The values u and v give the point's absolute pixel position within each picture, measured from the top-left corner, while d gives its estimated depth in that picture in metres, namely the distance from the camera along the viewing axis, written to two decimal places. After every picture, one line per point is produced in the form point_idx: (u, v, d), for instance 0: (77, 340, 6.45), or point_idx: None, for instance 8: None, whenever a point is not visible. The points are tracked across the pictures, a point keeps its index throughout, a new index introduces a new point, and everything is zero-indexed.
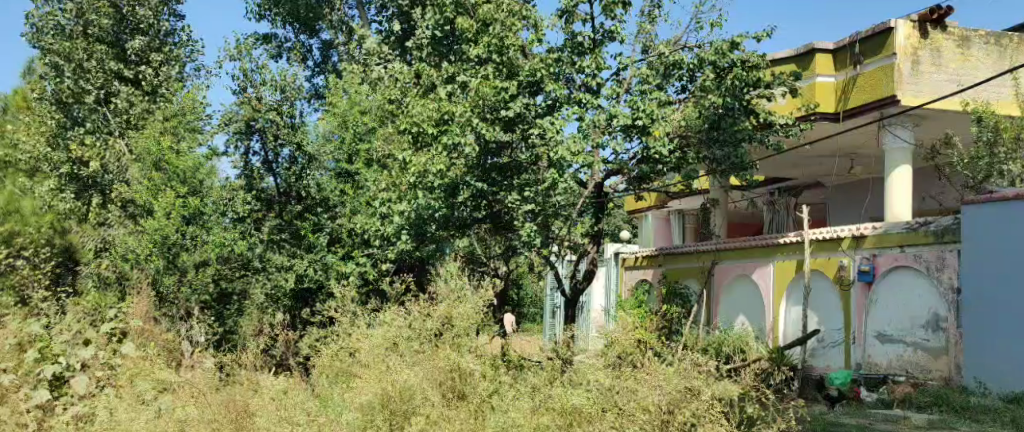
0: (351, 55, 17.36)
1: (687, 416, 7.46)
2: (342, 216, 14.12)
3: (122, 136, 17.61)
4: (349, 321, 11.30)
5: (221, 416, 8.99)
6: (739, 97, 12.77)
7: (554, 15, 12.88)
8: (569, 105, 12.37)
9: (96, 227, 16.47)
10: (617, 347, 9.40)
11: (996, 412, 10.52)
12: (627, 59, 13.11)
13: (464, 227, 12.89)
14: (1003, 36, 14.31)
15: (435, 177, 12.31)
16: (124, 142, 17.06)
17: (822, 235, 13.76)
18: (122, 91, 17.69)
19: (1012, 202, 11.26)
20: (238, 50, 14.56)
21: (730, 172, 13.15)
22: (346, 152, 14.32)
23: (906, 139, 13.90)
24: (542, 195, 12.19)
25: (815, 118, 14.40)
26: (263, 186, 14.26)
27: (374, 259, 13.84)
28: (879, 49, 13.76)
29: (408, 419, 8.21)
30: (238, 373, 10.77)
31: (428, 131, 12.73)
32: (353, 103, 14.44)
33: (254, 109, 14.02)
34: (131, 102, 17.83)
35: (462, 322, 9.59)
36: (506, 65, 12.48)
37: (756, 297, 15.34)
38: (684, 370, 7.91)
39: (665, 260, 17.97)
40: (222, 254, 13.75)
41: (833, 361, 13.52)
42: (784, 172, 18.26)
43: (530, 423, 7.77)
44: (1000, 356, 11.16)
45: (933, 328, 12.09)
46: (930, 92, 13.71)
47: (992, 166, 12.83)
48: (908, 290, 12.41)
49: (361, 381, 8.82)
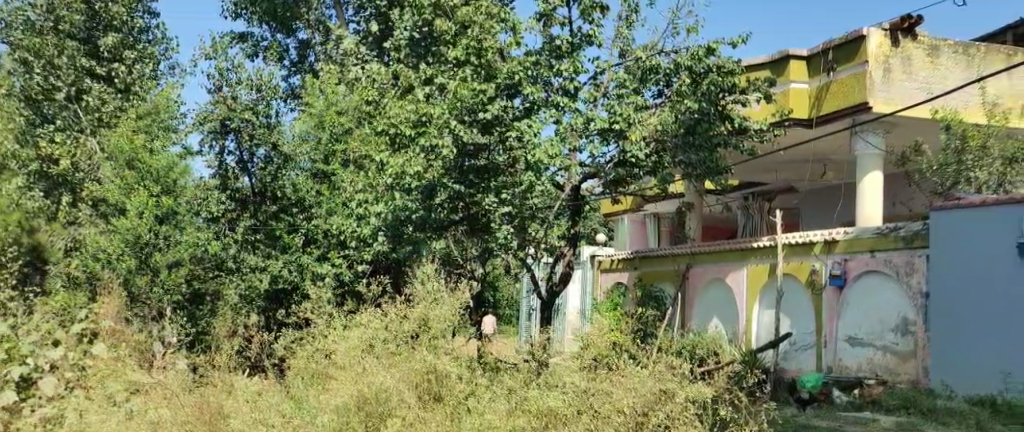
0: (328, 54, 17.34)
1: (660, 418, 7.61)
2: (318, 217, 14.17)
3: (95, 134, 16.60)
4: (325, 323, 11.34)
5: (195, 417, 9.04)
6: (713, 101, 12.95)
7: (532, 18, 12.96)
8: (546, 108, 12.54)
9: (65, 226, 16.21)
10: (592, 351, 9.46)
11: (963, 415, 10.67)
12: (605, 63, 13.21)
13: (440, 228, 12.94)
14: (971, 45, 14.50)
15: (413, 179, 12.38)
16: (95, 141, 16.34)
17: (794, 239, 13.95)
18: (94, 89, 16.86)
19: (978, 208, 11.36)
20: (214, 49, 14.59)
21: (704, 177, 13.29)
22: (321, 153, 14.26)
23: (876, 146, 14.11)
24: (518, 198, 12.38)
25: (789, 124, 14.58)
26: (238, 186, 14.58)
27: (350, 260, 13.90)
28: (852, 57, 13.95)
29: (384, 421, 8.29)
30: (211, 374, 10.78)
31: (405, 132, 12.61)
32: (330, 103, 14.31)
33: (229, 109, 14.20)
34: (102, 100, 16.97)
35: (438, 325, 9.75)
36: (484, 67, 12.62)
37: (729, 300, 15.50)
38: (659, 372, 8.04)
39: (640, 263, 18.11)
40: (196, 254, 13.82)
41: (804, 363, 13.70)
42: (758, 176, 18.44)
43: (506, 425, 7.82)
44: (968, 361, 11.30)
45: (900, 332, 12.28)
46: (900, 100, 13.90)
47: (960, 173, 13.02)
48: (877, 294, 12.60)
49: (336, 383, 8.91)
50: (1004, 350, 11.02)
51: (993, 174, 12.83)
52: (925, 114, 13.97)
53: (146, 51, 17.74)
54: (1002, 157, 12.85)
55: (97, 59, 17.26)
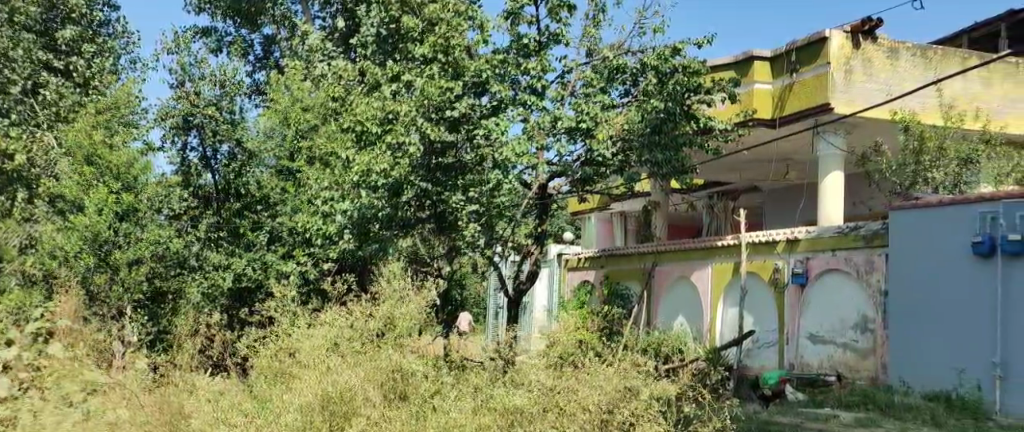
0: (294, 50, 17.27)
1: (625, 416, 7.74)
2: (283, 215, 14.12)
3: (52, 130, 15.75)
4: (289, 321, 11.27)
5: (156, 418, 9.24)
6: (679, 101, 13.01)
7: (501, 16, 12.99)
8: (514, 106, 12.56)
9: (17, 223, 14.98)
10: (557, 349, 9.47)
11: (919, 410, 10.85)
12: (572, 62, 13.27)
13: (407, 227, 12.99)
14: (929, 48, 14.68)
15: (379, 177, 12.29)
16: (52, 136, 15.20)
17: (757, 238, 14.10)
18: (52, 83, 15.86)
19: (932, 207, 11.50)
20: (176, 43, 14.49)
21: (670, 176, 13.38)
22: (287, 150, 14.24)
23: (837, 146, 14.28)
24: (486, 196, 12.43)
25: (752, 125, 14.70)
26: (201, 183, 14.61)
27: (316, 258, 13.84)
28: (814, 58, 14.09)
29: (348, 420, 8.23)
30: (172, 373, 10.74)
31: (371, 130, 12.65)
32: (295, 100, 14.22)
33: (192, 104, 14.12)
34: (60, 94, 16.01)
35: (404, 323, 9.91)
36: (451, 65, 12.58)
37: (693, 298, 15.62)
38: (624, 369, 8.16)
39: (606, 261, 18.22)
40: (157, 252, 13.74)
41: (766, 361, 13.84)
42: (723, 176, 18.56)
43: (472, 423, 7.81)
44: (925, 358, 11.44)
45: (860, 329, 12.42)
46: (860, 101, 14.06)
47: (917, 174, 13.20)
48: (838, 292, 12.74)
49: (300, 382, 8.74)
50: (958, 347, 11.15)
51: (948, 175, 13.03)
52: (885, 116, 14.16)
53: (106, 45, 17.54)
54: (958, 158, 13.05)
55: (54, 52, 16.73)
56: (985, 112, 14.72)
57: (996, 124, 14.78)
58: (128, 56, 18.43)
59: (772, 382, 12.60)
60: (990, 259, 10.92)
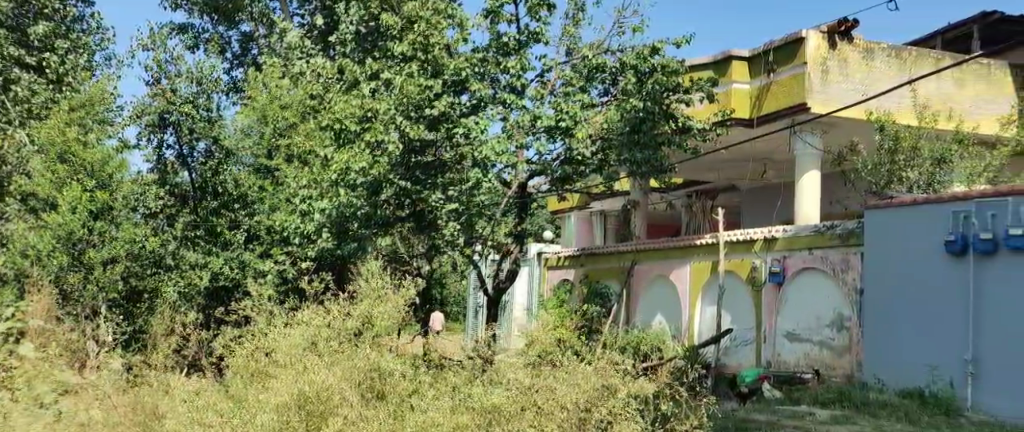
0: (272, 48, 17.20)
1: (603, 414, 7.77)
2: (261, 213, 14.04)
3: (23, 127, 15.66)
4: (265, 321, 11.20)
5: (128, 419, 9.31)
6: (657, 100, 13.02)
7: (480, 15, 12.98)
8: (493, 105, 12.59)
9: None
10: (536, 349, 9.46)
11: (893, 407, 10.92)
12: (552, 61, 13.28)
13: (386, 225, 12.86)
14: (903, 49, 14.75)
15: (358, 175, 12.30)
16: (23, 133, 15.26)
17: (735, 236, 14.17)
18: (24, 79, 15.71)
19: (907, 205, 11.56)
20: (152, 39, 14.43)
21: (649, 175, 13.40)
22: (265, 148, 14.18)
23: (813, 145, 14.35)
24: (466, 195, 12.37)
25: (730, 124, 14.77)
26: (177, 181, 14.53)
27: (294, 257, 13.80)
28: (791, 58, 14.17)
29: (325, 420, 8.16)
30: (148, 373, 10.67)
31: (350, 128, 12.59)
32: (273, 97, 14.13)
33: (168, 102, 14.10)
34: (33, 91, 15.87)
35: (383, 322, 9.86)
36: (431, 63, 12.47)
37: (671, 296, 15.67)
38: (602, 368, 8.17)
39: (586, 260, 18.25)
40: (132, 250, 13.64)
41: (743, 358, 13.93)
42: (701, 175, 18.62)
43: (449, 423, 7.70)
44: (899, 355, 11.52)
45: (836, 327, 12.50)
46: (837, 102, 14.14)
47: (892, 173, 13.28)
48: (814, 291, 12.82)
49: (277, 382, 8.68)
50: (932, 345, 11.22)
51: (922, 175, 13.12)
52: (861, 116, 14.25)
53: (80, 41, 17.43)
54: (932, 158, 13.13)
55: (26, 48, 16.51)
56: (958, 113, 14.81)
57: (969, 124, 14.88)
58: (103, 52, 18.36)
59: (748, 380, 12.71)
60: (962, 257, 10.97)
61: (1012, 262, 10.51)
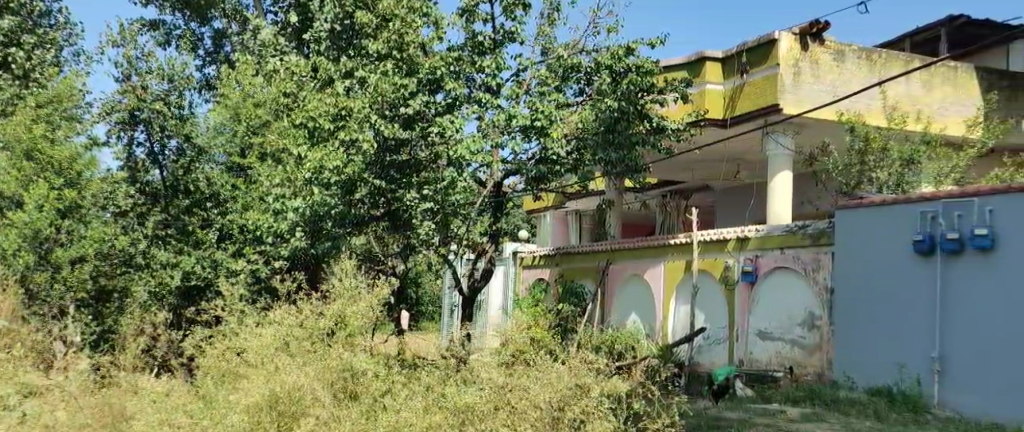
0: (245, 45, 17.08)
1: (576, 413, 7.67)
2: (234, 212, 13.85)
3: None
4: (237, 320, 11.08)
5: (95, 420, 9.28)
6: (632, 100, 13.06)
7: (455, 14, 12.96)
8: (468, 104, 12.59)
9: None
10: (511, 348, 9.44)
11: (863, 405, 11.00)
12: (527, 61, 13.23)
13: (360, 225, 12.91)
14: (874, 51, 14.87)
15: (332, 174, 12.10)
16: None
17: (709, 236, 14.23)
18: None
19: (876, 205, 11.63)
20: (122, 35, 14.35)
21: (624, 175, 13.42)
22: (237, 146, 14.07)
23: (785, 146, 14.43)
24: (441, 194, 12.33)
25: (704, 124, 14.83)
26: (148, 179, 14.41)
27: (267, 256, 13.59)
28: (765, 58, 14.23)
29: (298, 420, 8.17)
30: (116, 375, 10.59)
31: (323, 126, 12.45)
32: (246, 95, 14.03)
33: (139, 99, 14.03)
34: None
35: (355, 322, 9.81)
36: (406, 62, 12.52)
37: (646, 295, 15.70)
38: (574, 366, 8.17)
39: (561, 260, 18.27)
40: (101, 250, 13.63)
41: (717, 357, 13.97)
42: (675, 174, 18.68)
43: (423, 422, 7.86)
44: (868, 353, 11.61)
45: (807, 326, 12.57)
46: (809, 103, 14.23)
47: (863, 173, 13.40)
48: (786, 290, 12.89)
49: (247, 382, 8.62)
50: (899, 343, 11.32)
51: (892, 176, 13.22)
52: (832, 117, 14.33)
53: (47, 36, 17.15)
54: (901, 158, 13.24)
55: None
56: (926, 114, 14.93)
57: (937, 126, 15.01)
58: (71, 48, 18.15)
59: (720, 378, 12.66)
60: (930, 256, 11.05)
61: (979, 262, 10.59)
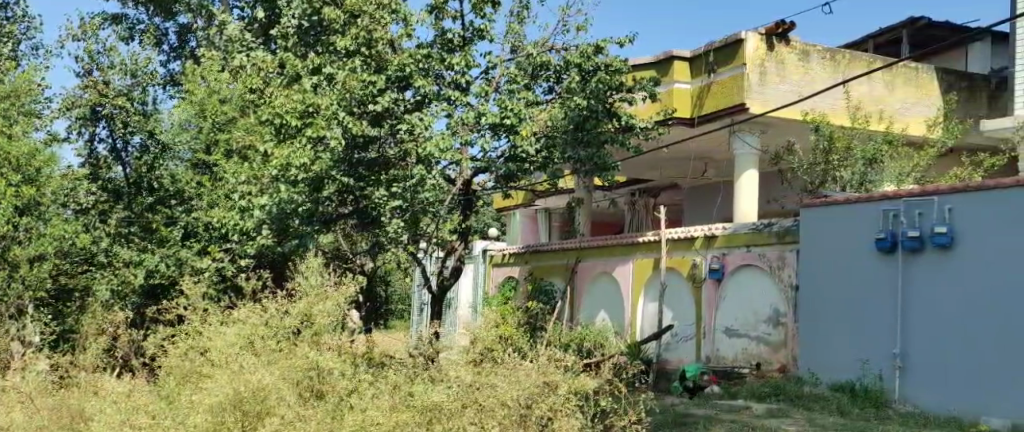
0: (211, 41, 16.95)
1: (544, 410, 7.71)
2: (199, 210, 13.82)
3: None
4: (200, 319, 10.88)
5: (52, 423, 9.19)
6: (601, 99, 13.06)
7: (424, 11, 12.90)
8: (438, 102, 12.40)
9: None
10: (479, 345, 9.40)
11: (826, 400, 11.09)
12: (496, 58, 13.14)
13: (328, 222, 12.77)
14: (838, 52, 14.97)
15: (299, 171, 11.99)
16: None
17: (676, 234, 14.29)
18: None
19: (839, 205, 11.70)
20: (83, 29, 14.23)
21: (593, 173, 13.37)
22: (202, 142, 13.92)
23: (751, 145, 14.54)
24: (410, 192, 12.23)
25: (672, 123, 14.91)
26: (111, 176, 14.55)
27: (232, 254, 13.55)
28: (731, 58, 14.30)
29: (262, 420, 7.89)
30: (76, 377, 10.55)
31: (291, 123, 12.34)
32: (212, 91, 13.96)
33: (101, 94, 14.17)
34: None
35: (321, 320, 9.76)
36: (375, 58, 12.46)
37: (614, 294, 15.74)
38: (542, 364, 8.19)
39: (531, 257, 18.28)
40: (63, 248, 13.51)
41: (684, 354, 14.02)
42: (643, 173, 18.74)
43: (388, 422, 7.60)
44: (832, 350, 11.67)
45: (773, 323, 12.65)
46: (774, 102, 14.30)
47: (827, 172, 13.52)
48: (752, 287, 12.97)
49: (210, 382, 8.40)
50: (862, 339, 11.38)
51: (855, 175, 13.33)
52: (796, 116, 14.42)
53: (4, 30, 16.90)
54: (864, 158, 13.35)
55: None
56: (888, 115, 15.05)
57: (898, 126, 15.14)
58: (30, 41, 17.85)
59: (690, 375, 12.71)
60: (892, 254, 11.13)
61: (938, 260, 10.69)
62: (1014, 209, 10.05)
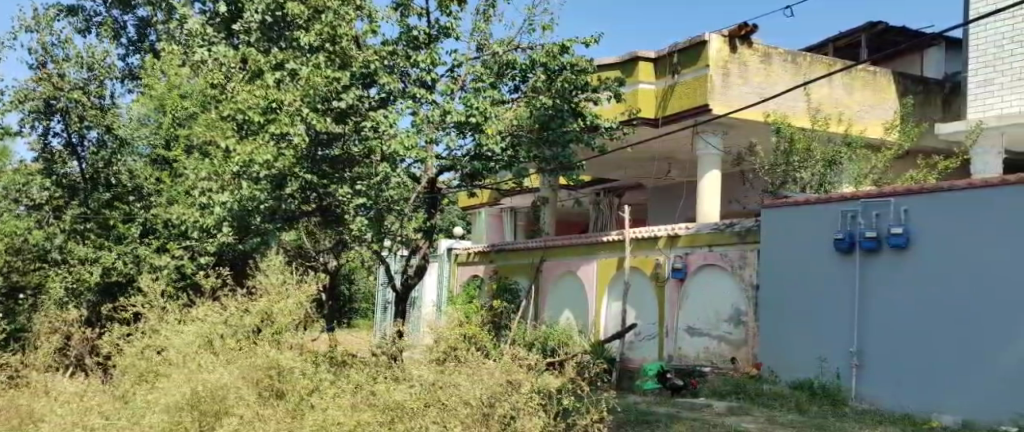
0: (171, 34, 16.73)
1: (507, 409, 7.60)
2: (158, 206, 13.68)
3: None
4: (156, 317, 10.66)
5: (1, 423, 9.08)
6: (567, 99, 13.11)
7: (390, 7, 12.81)
8: (403, 100, 12.38)
9: None
10: (444, 343, 9.28)
11: (785, 399, 11.15)
12: (462, 56, 13.05)
13: (291, 220, 12.63)
14: (799, 54, 15.07)
15: (261, 168, 11.76)
16: None
17: (641, 234, 14.28)
18: None
19: (799, 205, 11.74)
20: (37, 20, 14.02)
21: (558, 172, 13.33)
22: (162, 138, 13.87)
23: (715, 146, 14.64)
24: (373, 189, 12.08)
25: (636, 123, 14.89)
26: (66, 171, 14.36)
27: (192, 251, 13.36)
28: (696, 60, 14.33)
29: (220, 419, 7.84)
30: (30, 376, 10.36)
31: (253, 118, 12.03)
32: (172, 86, 13.77)
33: (55, 87, 13.79)
34: None
35: (282, 318, 9.45)
36: (338, 55, 12.18)
37: (578, 293, 15.71)
38: (506, 363, 8.05)
39: (496, 256, 18.22)
40: (13, 245, 14.24)
41: (647, 353, 14.04)
42: (610, 172, 18.66)
43: (350, 421, 7.50)
44: (790, 348, 11.72)
45: (734, 321, 12.70)
46: (737, 103, 14.36)
47: (787, 173, 13.59)
48: (715, 287, 13.00)
49: (165, 382, 8.25)
50: (820, 338, 11.43)
51: (814, 176, 13.45)
52: (759, 117, 14.47)
53: None
54: (823, 159, 13.47)
55: None
56: (847, 117, 15.18)
57: (858, 128, 15.29)
58: None
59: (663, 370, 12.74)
60: (850, 254, 11.19)
61: (895, 261, 10.77)
62: (968, 213, 10.16)
